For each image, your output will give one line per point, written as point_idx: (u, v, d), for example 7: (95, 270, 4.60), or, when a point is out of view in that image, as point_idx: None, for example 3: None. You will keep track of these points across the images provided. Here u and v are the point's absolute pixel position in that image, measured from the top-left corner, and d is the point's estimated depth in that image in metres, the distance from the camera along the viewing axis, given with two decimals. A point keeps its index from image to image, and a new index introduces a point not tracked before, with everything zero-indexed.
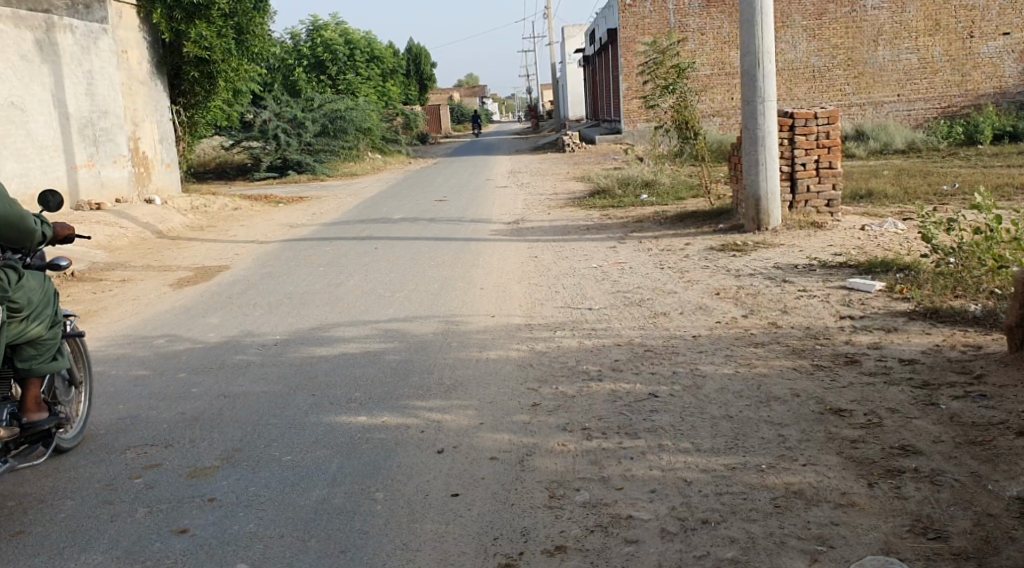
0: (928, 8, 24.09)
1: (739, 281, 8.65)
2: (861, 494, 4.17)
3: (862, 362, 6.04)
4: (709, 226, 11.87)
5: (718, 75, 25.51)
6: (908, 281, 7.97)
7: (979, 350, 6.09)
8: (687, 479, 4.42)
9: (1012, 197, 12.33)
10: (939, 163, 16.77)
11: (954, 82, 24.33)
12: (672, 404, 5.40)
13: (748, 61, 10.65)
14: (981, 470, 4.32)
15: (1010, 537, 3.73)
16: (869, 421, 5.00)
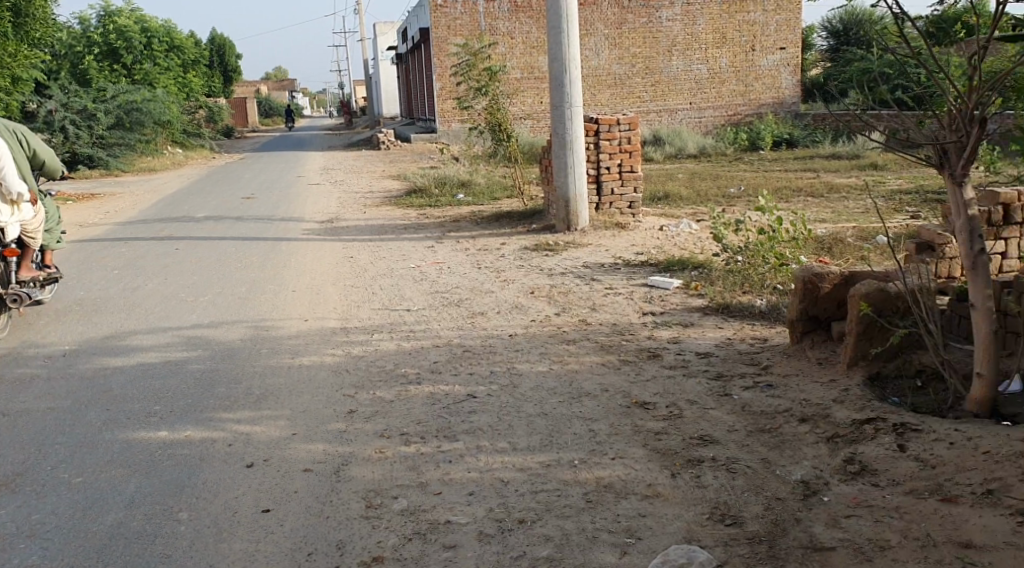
0: (714, 22, 25.48)
1: (550, 280, 8.86)
2: (666, 484, 4.35)
3: (664, 356, 6.33)
4: (522, 226, 12.09)
5: (528, 78, 26.05)
6: (702, 278, 8.46)
7: (766, 342, 6.54)
8: (504, 479, 4.46)
9: (790, 199, 13.35)
10: (727, 167, 17.91)
11: (739, 93, 26.06)
12: (488, 404, 5.43)
13: (555, 67, 10.90)
14: (770, 456, 4.61)
15: (795, 519, 3.98)
16: (671, 413, 5.24)
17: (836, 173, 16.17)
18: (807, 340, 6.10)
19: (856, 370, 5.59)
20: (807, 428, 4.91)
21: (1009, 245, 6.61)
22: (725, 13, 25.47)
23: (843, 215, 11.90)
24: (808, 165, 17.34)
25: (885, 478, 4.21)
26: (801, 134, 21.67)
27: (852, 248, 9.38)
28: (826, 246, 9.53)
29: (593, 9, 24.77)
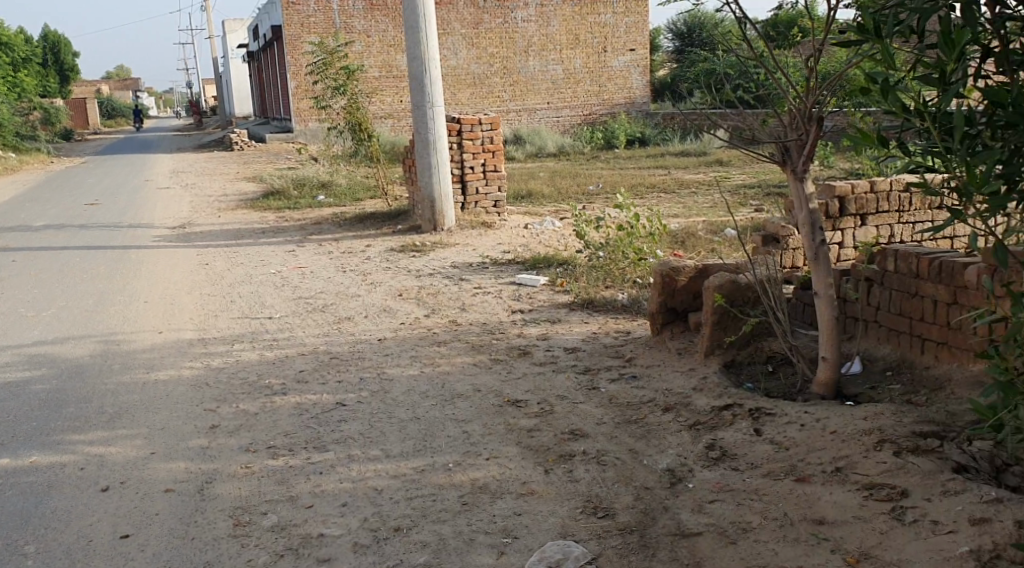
0: (567, 23, 25.83)
1: (418, 281, 8.77)
2: (540, 481, 4.36)
3: (534, 353, 6.37)
4: (386, 227, 11.93)
5: (386, 78, 25.77)
6: (566, 275, 8.59)
7: (629, 335, 6.69)
8: (377, 487, 4.36)
9: (645, 195, 13.74)
10: (585, 166, 18.26)
11: (593, 93, 26.49)
12: (359, 411, 5.31)
13: (415, 66, 10.81)
14: (638, 446, 4.70)
15: (664, 507, 4.04)
16: (542, 410, 5.27)
17: (687, 169, 16.75)
18: (667, 331, 6.28)
19: (713, 359, 5.79)
20: (672, 417, 5.04)
21: (846, 235, 7.01)
22: (578, 15, 25.81)
23: (694, 210, 12.36)
24: (662, 162, 17.89)
25: (745, 462, 4.35)
26: (652, 133, 22.33)
27: (704, 241, 9.74)
28: (681, 240, 9.85)
29: (450, 8, 24.69)
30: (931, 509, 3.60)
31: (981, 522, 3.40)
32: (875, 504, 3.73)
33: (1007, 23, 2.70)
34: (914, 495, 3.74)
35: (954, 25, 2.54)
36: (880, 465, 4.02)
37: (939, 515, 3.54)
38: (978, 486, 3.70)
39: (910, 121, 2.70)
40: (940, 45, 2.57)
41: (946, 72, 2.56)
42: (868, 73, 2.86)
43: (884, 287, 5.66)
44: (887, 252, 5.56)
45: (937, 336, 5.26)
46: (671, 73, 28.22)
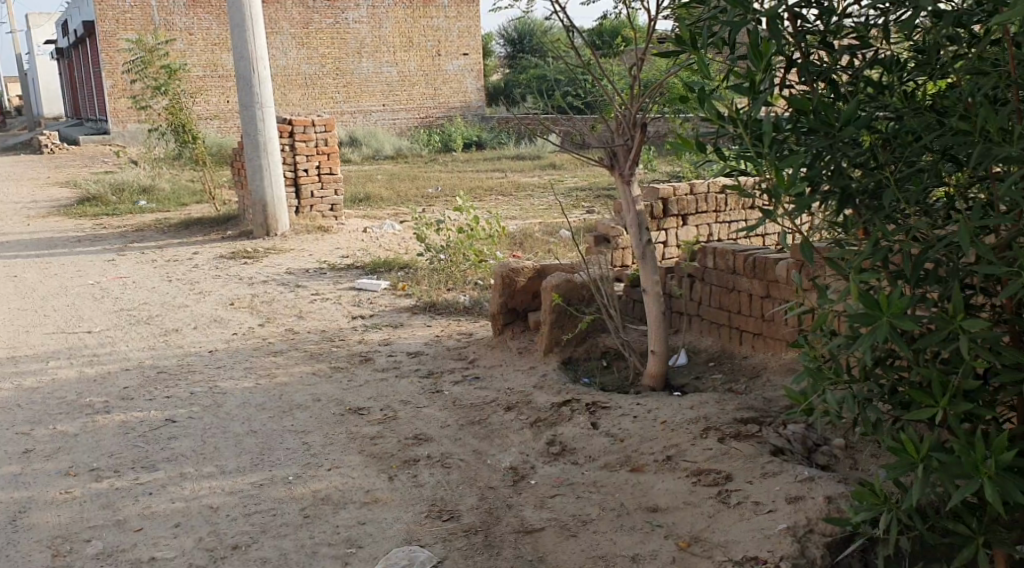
0: (400, 26, 24.21)
1: (252, 289, 8.49)
2: (383, 488, 4.33)
3: (375, 359, 6.31)
4: (216, 233, 11.49)
5: (211, 77, 24.76)
6: (407, 279, 8.56)
7: (470, 337, 6.75)
8: (212, 505, 4.20)
9: (484, 199, 13.84)
10: (423, 169, 18.18)
11: (427, 95, 24.91)
12: (191, 427, 5.10)
13: (242, 66, 10.47)
14: (481, 447, 4.76)
15: (508, 505, 4.10)
16: (385, 416, 5.24)
17: (523, 173, 16.99)
18: (507, 331, 6.39)
19: (552, 357, 5.93)
20: (513, 416, 5.13)
21: (670, 235, 7.36)
22: (409, 16, 24.18)
23: (531, 212, 12.58)
24: (498, 166, 18.05)
25: (584, 456, 4.49)
26: (487, 136, 22.46)
27: (541, 243, 9.94)
28: (519, 242, 10.02)
29: (277, 7, 22.98)
30: (754, 490, 3.83)
31: (797, 499, 3.67)
32: (704, 489, 3.94)
33: (806, 36, 2.90)
34: (737, 478, 3.96)
35: (760, 38, 2.71)
36: (707, 451, 4.24)
37: (761, 495, 3.77)
38: (794, 467, 3.99)
39: (724, 127, 2.85)
40: (749, 56, 2.74)
41: (755, 82, 2.72)
42: (685, 81, 2.99)
43: (705, 283, 5.98)
44: (707, 249, 5.87)
45: (753, 327, 5.62)
46: (504, 76, 28.48)
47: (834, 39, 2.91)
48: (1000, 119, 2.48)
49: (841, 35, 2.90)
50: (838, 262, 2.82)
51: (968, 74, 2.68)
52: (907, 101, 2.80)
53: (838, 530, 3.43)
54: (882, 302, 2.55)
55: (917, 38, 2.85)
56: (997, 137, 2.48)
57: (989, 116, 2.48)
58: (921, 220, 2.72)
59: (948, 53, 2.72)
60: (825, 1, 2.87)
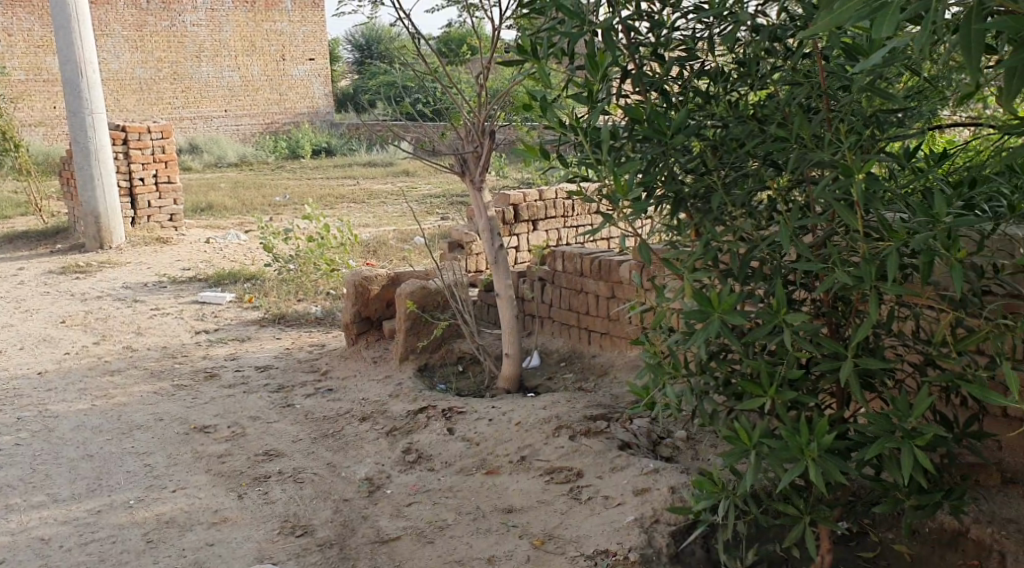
0: (242, 28, 23.31)
1: (84, 306, 8.03)
2: (232, 507, 4.19)
3: (222, 375, 6.10)
4: (44, 247, 10.80)
5: (34, 81, 23.20)
6: (254, 290, 8.33)
7: (323, 348, 6.63)
8: (44, 537, 3.95)
9: (334, 207, 13.60)
10: (269, 176, 17.69)
11: (272, 101, 24.13)
12: (20, 455, 4.78)
13: (69, 70, 9.90)
14: (335, 459, 4.69)
15: (363, 516, 4.05)
16: (233, 433, 5.08)
17: (375, 180, 16.80)
18: (362, 340, 6.32)
19: (406, 364, 5.92)
20: (367, 426, 5.08)
21: (521, 240, 7.49)
22: (251, 20, 23.36)
23: (383, 220, 12.49)
24: (349, 173, 17.79)
25: (439, 462, 4.50)
26: (337, 142, 22.07)
27: (394, 251, 9.89)
28: (371, 250, 9.93)
29: (108, 8, 21.52)
30: (603, 485, 3.95)
31: (643, 491, 3.81)
32: (556, 487, 4.03)
33: (639, 47, 3.02)
34: (588, 474, 4.08)
35: (596, 49, 2.81)
36: (559, 450, 4.34)
37: (610, 490, 3.90)
38: (639, 460, 4.15)
39: (565, 134, 2.94)
40: (586, 66, 2.84)
41: (592, 91, 2.82)
42: (527, 90, 3.06)
43: (555, 286, 6.12)
44: (556, 253, 6.01)
45: (601, 327, 5.79)
46: (353, 82, 28.06)
47: (665, 51, 3.04)
48: (812, 127, 2.67)
49: (671, 48, 3.03)
50: (674, 262, 2.95)
51: (784, 85, 2.87)
52: (732, 110, 2.96)
53: (681, 518, 3.58)
54: (713, 299, 2.69)
55: (739, 51, 3.02)
56: (810, 144, 2.68)
57: (802, 125, 2.67)
58: (747, 221, 2.89)
59: (766, 66, 2.90)
60: (655, 15, 3.00)
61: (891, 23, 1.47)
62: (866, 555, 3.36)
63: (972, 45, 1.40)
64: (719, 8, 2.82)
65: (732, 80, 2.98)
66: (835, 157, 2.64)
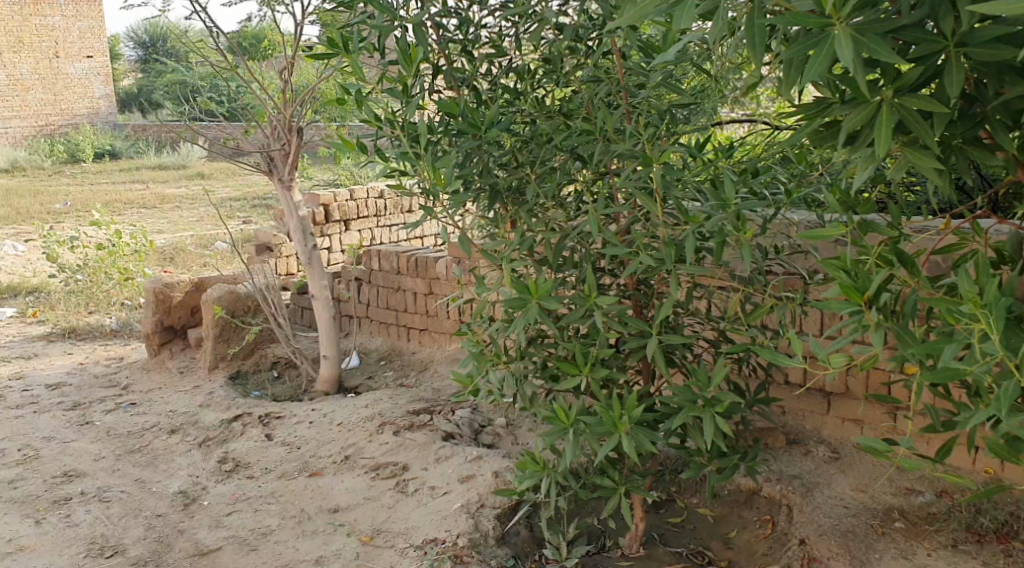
0: (6, 23, 21.50)
1: None
2: (30, 535, 3.91)
3: (6, 397, 5.64)
4: None
5: None
6: (38, 303, 7.75)
7: (121, 361, 6.29)
8: None
9: (122, 213, 12.82)
10: (46, 182, 16.40)
11: (46, 101, 22.28)
12: None
13: None
14: (144, 475, 4.47)
15: (179, 531, 3.89)
16: (25, 456, 4.73)
17: (167, 184, 15.95)
18: (165, 350, 6.08)
19: (217, 373, 5.72)
20: (178, 438, 4.88)
21: (333, 241, 7.41)
22: (17, 14, 21.61)
23: (179, 225, 11.94)
24: (138, 177, 16.80)
25: (258, 468, 4.40)
26: (122, 145, 20.75)
27: (194, 257, 9.49)
28: (168, 258, 9.46)
29: None
30: (429, 477, 4.02)
31: (468, 479, 3.91)
32: (382, 483, 4.05)
33: (449, 44, 3.10)
34: (413, 467, 4.14)
35: (408, 43, 2.85)
36: (383, 446, 4.38)
37: (435, 480, 3.97)
38: (463, 449, 4.26)
39: (380, 129, 2.94)
40: (399, 60, 2.87)
41: (406, 85, 2.86)
42: (338, 84, 3.04)
43: (371, 285, 6.13)
44: (371, 252, 6.01)
45: (420, 323, 5.85)
46: (137, 80, 26.50)
47: (473, 49, 3.14)
48: (615, 121, 2.85)
49: (479, 45, 3.13)
50: (491, 253, 3.05)
51: (587, 82, 3.03)
52: (539, 107, 3.10)
53: (506, 500, 3.71)
54: (531, 286, 2.81)
55: (544, 50, 3.15)
56: (614, 137, 2.85)
57: (606, 120, 2.84)
58: (559, 211, 3.03)
59: (570, 63, 3.04)
60: (462, 12, 3.09)
61: (685, 16, 1.54)
62: (675, 520, 3.62)
63: (754, 37, 1.49)
64: (523, 6, 2.93)
65: (539, 77, 3.11)
66: (635, 149, 2.83)
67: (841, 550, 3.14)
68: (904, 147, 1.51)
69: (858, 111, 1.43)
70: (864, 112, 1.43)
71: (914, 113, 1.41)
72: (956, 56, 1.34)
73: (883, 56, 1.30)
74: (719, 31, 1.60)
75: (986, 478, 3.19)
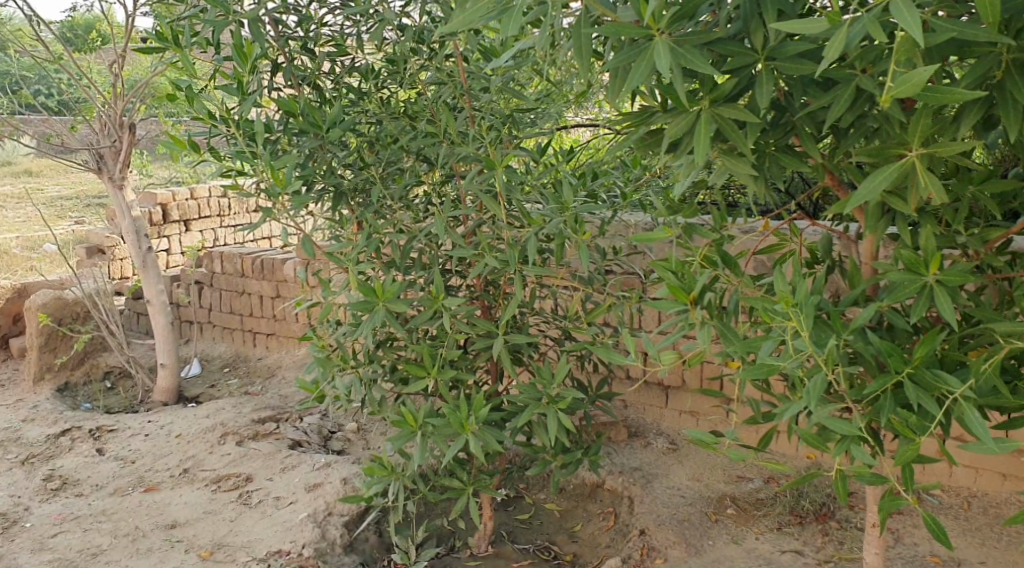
0: None
1: None
2: None
3: None
4: None
5: None
6: None
7: None
8: None
9: None
10: None
11: None
12: None
13: None
14: None
15: None
16: None
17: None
18: None
19: (43, 384, 5.36)
20: None
21: (172, 242, 7.09)
22: None
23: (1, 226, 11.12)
24: None
25: (89, 485, 4.14)
26: None
27: (18, 260, 8.86)
28: None
29: None
30: (274, 487, 3.90)
31: (315, 487, 3.83)
32: (224, 496, 3.89)
33: (289, 41, 3.03)
34: (257, 478, 4.01)
35: (243, 39, 2.74)
36: (225, 458, 4.23)
37: (280, 490, 3.86)
38: (310, 457, 4.17)
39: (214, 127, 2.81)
40: (234, 56, 2.76)
41: (242, 82, 2.75)
42: (171, 79, 2.89)
43: (213, 288, 5.91)
44: (213, 254, 5.79)
45: (266, 328, 5.69)
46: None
47: (314, 47, 3.07)
48: (459, 124, 2.85)
49: (320, 43, 3.07)
50: (336, 255, 2.98)
51: (431, 85, 3.01)
52: (384, 108, 3.07)
53: (353, 507, 3.64)
54: (377, 290, 2.76)
55: (387, 50, 3.12)
56: (458, 139, 2.85)
57: (450, 122, 2.83)
58: (406, 214, 3.00)
59: (414, 65, 3.02)
60: (302, 9, 3.02)
61: (513, 24, 1.54)
62: (523, 517, 3.67)
63: (581, 44, 1.51)
64: (364, 5, 2.89)
65: (382, 77, 3.06)
66: (479, 152, 2.84)
67: (677, 538, 3.26)
68: (722, 154, 1.58)
69: (679, 120, 1.48)
70: (684, 121, 1.48)
71: (730, 122, 1.47)
72: (767, 69, 1.41)
73: (700, 67, 1.35)
74: (547, 38, 1.60)
75: (807, 463, 3.41)
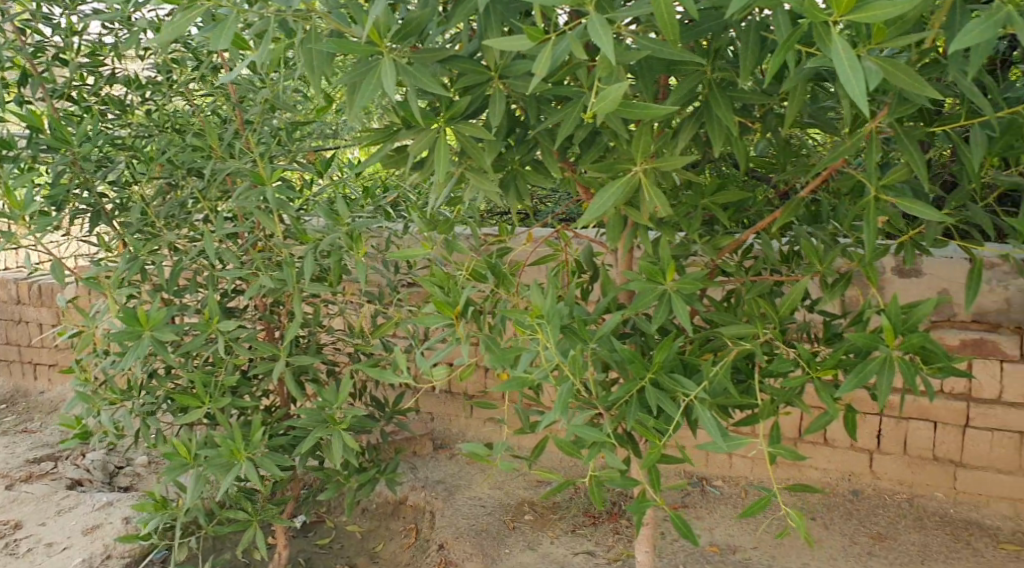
0: None
1: None
2: None
3: None
4: None
5: None
6: None
7: None
8: None
9: None
10: None
11: None
12: None
13: None
14: None
15: None
16: None
17: None
18: None
19: None
20: None
21: None
22: None
23: None
24: None
25: None
26: None
27: None
28: None
29: None
30: (47, 532, 3.59)
31: (93, 529, 3.56)
32: None
33: (36, 49, 2.78)
34: (28, 523, 3.68)
35: None
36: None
37: (54, 535, 3.55)
38: (90, 497, 3.88)
39: None
40: None
41: None
42: None
43: None
44: None
45: (47, 359, 5.25)
46: None
47: (65, 56, 2.82)
48: (226, 137, 2.68)
49: (72, 52, 2.82)
50: (97, 280, 2.75)
51: (201, 97, 2.85)
52: (147, 120, 2.86)
53: (135, 547, 3.41)
54: (140, 317, 2.53)
55: (150, 59, 2.91)
56: (227, 154, 2.67)
57: (212, 132, 2.65)
58: (176, 232, 2.82)
59: (180, 75, 2.83)
60: (52, 16, 2.78)
61: (231, 34, 1.42)
62: (322, 543, 3.56)
63: (309, 60, 1.43)
64: (120, 11, 2.69)
65: (148, 90, 2.89)
66: (248, 166, 2.64)
67: (474, 549, 3.27)
68: (467, 171, 1.59)
69: (419, 138, 1.46)
70: (425, 139, 1.46)
71: (468, 139, 1.47)
72: (499, 87, 1.42)
73: (427, 85, 1.33)
74: (270, 51, 1.50)
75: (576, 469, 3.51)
